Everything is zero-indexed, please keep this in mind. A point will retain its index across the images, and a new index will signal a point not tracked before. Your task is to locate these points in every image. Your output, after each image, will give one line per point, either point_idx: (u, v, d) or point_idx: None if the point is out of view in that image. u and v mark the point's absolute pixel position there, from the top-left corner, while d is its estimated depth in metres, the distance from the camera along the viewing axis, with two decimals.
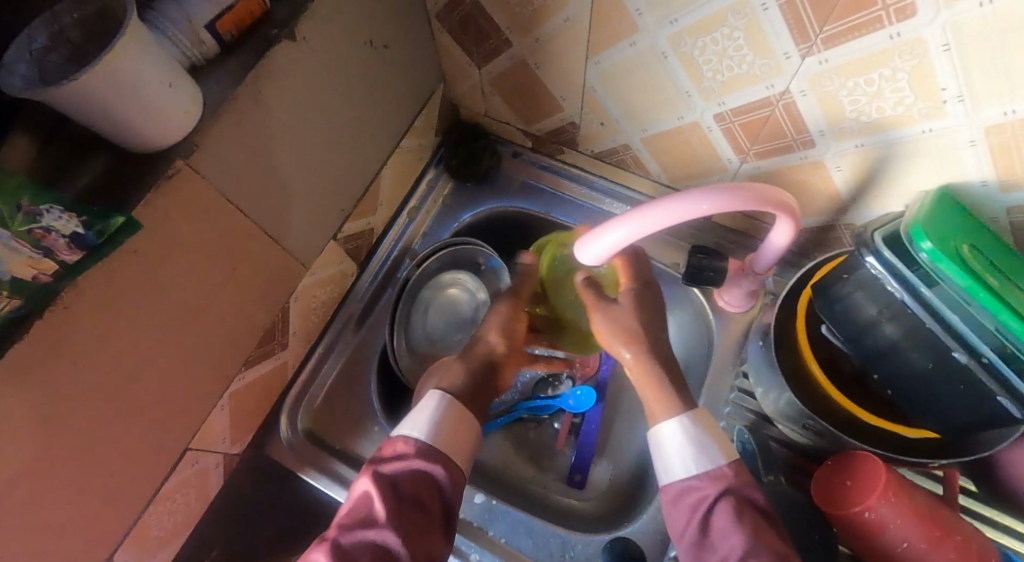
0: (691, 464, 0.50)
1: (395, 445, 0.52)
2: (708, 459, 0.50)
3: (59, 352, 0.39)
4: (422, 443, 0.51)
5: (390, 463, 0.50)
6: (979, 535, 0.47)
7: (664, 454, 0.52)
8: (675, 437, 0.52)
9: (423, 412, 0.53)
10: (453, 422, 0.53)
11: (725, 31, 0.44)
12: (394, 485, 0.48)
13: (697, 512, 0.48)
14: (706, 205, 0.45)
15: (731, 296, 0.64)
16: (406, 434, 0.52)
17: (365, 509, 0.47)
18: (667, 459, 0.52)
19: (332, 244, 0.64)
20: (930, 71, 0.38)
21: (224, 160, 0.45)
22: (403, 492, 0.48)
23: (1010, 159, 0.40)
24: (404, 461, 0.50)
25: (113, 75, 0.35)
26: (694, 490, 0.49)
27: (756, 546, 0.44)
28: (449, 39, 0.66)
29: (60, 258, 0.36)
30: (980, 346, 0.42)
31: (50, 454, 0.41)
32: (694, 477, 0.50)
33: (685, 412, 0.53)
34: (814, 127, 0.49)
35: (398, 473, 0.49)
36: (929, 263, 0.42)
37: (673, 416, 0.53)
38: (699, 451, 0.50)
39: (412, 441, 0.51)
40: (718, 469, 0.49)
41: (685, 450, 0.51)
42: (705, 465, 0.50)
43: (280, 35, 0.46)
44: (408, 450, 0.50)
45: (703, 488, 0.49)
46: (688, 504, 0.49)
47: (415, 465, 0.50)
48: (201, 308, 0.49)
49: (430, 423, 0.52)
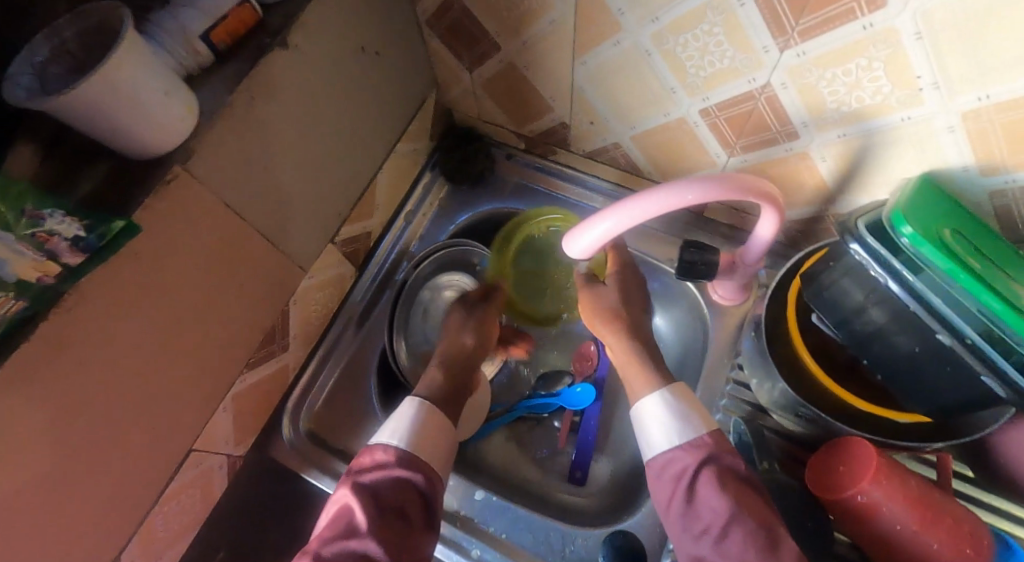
0: (674, 435, 0.51)
1: (373, 455, 0.53)
2: (689, 428, 0.51)
3: (65, 354, 0.40)
4: (401, 451, 0.52)
5: (369, 473, 0.51)
6: (973, 518, 0.47)
7: (646, 427, 0.53)
8: (656, 408, 0.53)
9: (400, 421, 0.55)
10: (429, 425, 0.55)
11: (705, 28, 0.46)
12: (374, 493, 0.49)
13: (681, 482, 0.48)
14: (691, 195, 0.46)
15: (723, 290, 0.65)
16: (383, 444, 0.53)
17: (345, 518, 0.47)
18: (650, 433, 0.53)
19: (330, 247, 0.66)
20: (905, 59, 0.39)
21: (222, 164, 0.46)
22: (382, 499, 0.49)
23: (987, 143, 0.41)
24: (384, 469, 0.51)
25: (112, 85, 0.36)
26: (677, 461, 0.50)
27: (737, 513, 0.44)
28: (440, 45, 0.67)
29: (64, 260, 0.37)
30: (964, 328, 0.43)
31: (57, 454, 0.42)
32: (677, 447, 0.50)
33: (665, 385, 0.54)
34: (796, 119, 0.50)
35: (378, 482, 0.50)
36: (910, 247, 0.43)
37: (653, 389, 0.54)
38: (680, 423, 0.51)
39: (390, 449, 0.53)
40: (699, 438, 0.50)
41: (667, 421, 0.52)
42: (687, 434, 0.51)
43: (273, 44, 0.48)
44: (387, 459, 0.52)
45: (685, 458, 0.49)
46: (672, 476, 0.49)
47: (394, 473, 0.51)
48: (202, 311, 0.50)
49: (408, 429, 0.54)
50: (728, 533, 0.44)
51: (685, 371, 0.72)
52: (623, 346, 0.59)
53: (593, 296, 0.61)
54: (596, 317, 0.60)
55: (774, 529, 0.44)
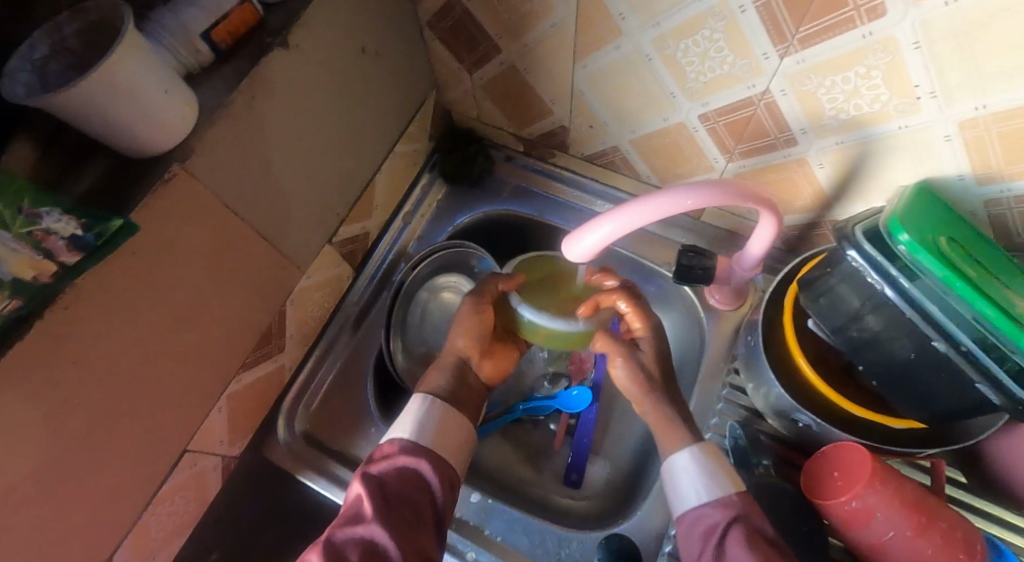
0: (703, 491, 0.50)
1: (382, 448, 0.53)
2: (718, 485, 0.50)
3: (61, 352, 0.40)
4: (407, 442, 0.53)
5: (378, 464, 0.52)
6: (966, 523, 0.47)
7: (676, 482, 0.52)
8: (686, 466, 0.52)
9: (407, 415, 0.55)
10: (438, 418, 0.55)
11: (706, 33, 0.46)
12: (381, 482, 0.50)
13: (710, 538, 0.47)
14: (689, 200, 0.46)
15: (721, 294, 0.66)
16: (392, 438, 0.54)
17: (354, 507, 0.48)
18: (679, 488, 0.52)
19: (328, 247, 0.65)
20: (903, 69, 0.39)
21: (220, 164, 0.46)
22: (389, 488, 0.49)
23: (984, 153, 0.42)
24: (391, 460, 0.52)
25: (113, 83, 0.36)
26: (706, 517, 0.49)
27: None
28: (441, 47, 0.68)
29: (60, 259, 0.37)
30: (959, 336, 0.43)
31: (52, 454, 0.42)
32: (706, 504, 0.49)
33: (696, 442, 0.53)
34: (795, 125, 0.50)
35: (385, 472, 0.51)
36: (907, 255, 0.44)
37: (684, 447, 0.53)
38: (709, 481, 0.51)
39: (398, 442, 0.53)
40: (728, 496, 0.49)
41: (697, 478, 0.51)
42: (715, 492, 0.50)
43: (274, 43, 0.47)
44: (394, 451, 0.52)
45: (714, 515, 0.48)
46: (701, 532, 0.48)
47: (402, 464, 0.51)
48: (199, 310, 0.50)
49: (415, 421, 0.54)
50: None
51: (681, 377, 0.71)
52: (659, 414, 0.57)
53: (632, 368, 0.58)
54: (632, 391, 0.58)
55: None
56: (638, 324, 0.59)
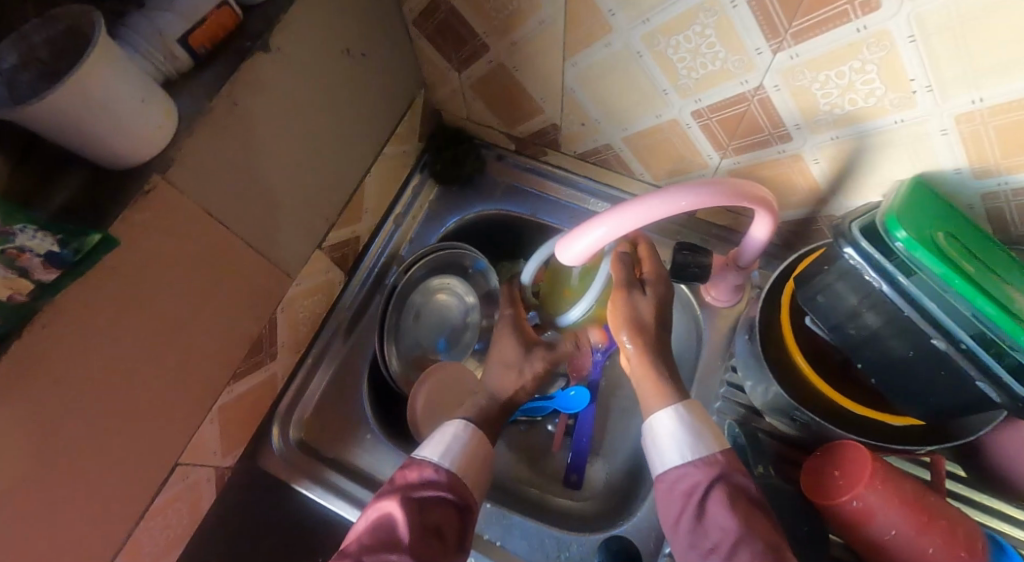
0: (686, 450, 0.49)
1: (420, 469, 0.51)
2: (701, 445, 0.49)
3: (40, 370, 0.38)
4: (450, 473, 0.51)
5: (418, 489, 0.50)
6: (968, 520, 0.47)
7: (657, 443, 0.51)
8: (668, 424, 0.50)
9: (450, 441, 0.54)
10: (478, 455, 0.54)
11: (697, 29, 0.45)
12: (421, 510, 0.48)
13: (690, 498, 0.46)
14: (684, 202, 0.45)
15: (717, 292, 0.65)
16: (434, 462, 0.52)
17: (388, 530, 0.46)
18: (660, 447, 0.50)
19: (318, 253, 0.64)
20: (898, 62, 0.39)
21: (202, 171, 0.45)
22: (426, 518, 0.48)
23: (980, 146, 0.41)
24: (433, 488, 0.50)
25: (84, 92, 0.35)
26: (688, 476, 0.47)
27: (747, 533, 0.42)
28: (428, 46, 0.66)
29: (35, 277, 0.36)
30: (959, 333, 0.42)
31: (37, 472, 0.40)
32: (688, 463, 0.48)
33: (679, 402, 0.52)
34: (789, 121, 0.49)
35: (424, 500, 0.49)
36: (905, 252, 0.43)
37: (667, 406, 0.52)
38: (692, 440, 0.49)
39: (441, 469, 0.51)
40: (711, 456, 0.48)
41: (679, 438, 0.49)
42: (700, 451, 0.48)
43: (254, 47, 0.46)
44: (438, 478, 0.50)
45: (696, 474, 0.47)
46: (681, 491, 0.47)
47: (440, 494, 0.50)
48: (186, 322, 0.49)
49: (458, 452, 0.53)
50: (736, 553, 0.42)
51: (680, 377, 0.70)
52: (648, 359, 0.53)
53: (632, 303, 0.55)
54: (626, 326, 0.54)
55: (781, 550, 0.42)
56: (645, 268, 0.58)
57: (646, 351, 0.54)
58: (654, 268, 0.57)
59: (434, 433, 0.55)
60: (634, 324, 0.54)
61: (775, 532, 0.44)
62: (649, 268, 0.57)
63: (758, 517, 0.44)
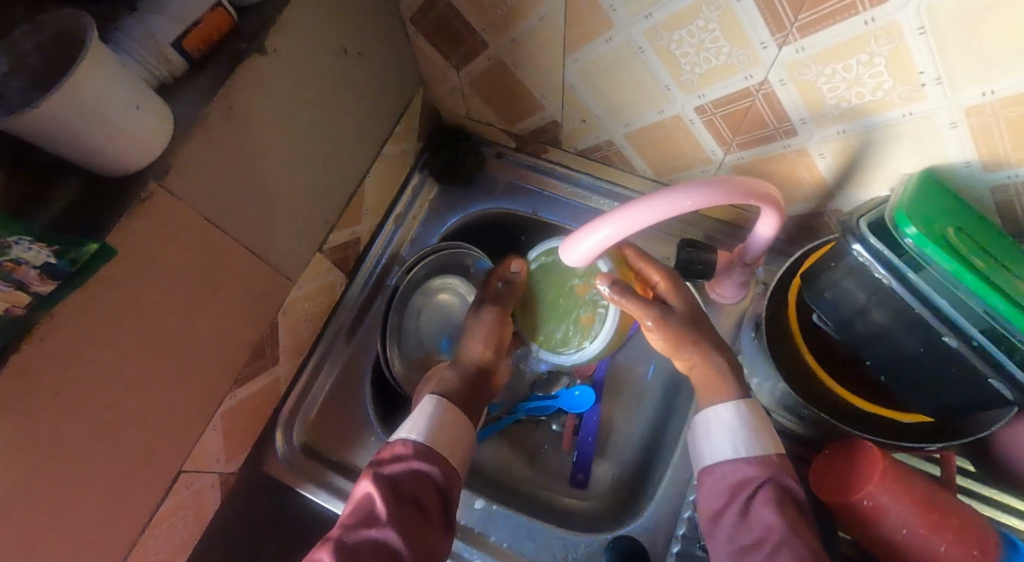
0: (740, 446, 0.49)
1: (393, 448, 0.52)
2: (757, 443, 0.49)
3: (40, 382, 0.38)
4: (421, 445, 0.51)
5: (389, 465, 0.50)
6: (980, 518, 0.47)
7: (711, 433, 0.51)
8: (728, 416, 0.51)
9: (419, 416, 0.54)
10: (449, 425, 0.54)
11: (701, 23, 0.44)
12: (396, 483, 0.49)
13: (738, 494, 0.47)
14: (690, 200, 0.45)
15: (723, 289, 0.64)
16: (404, 437, 0.52)
17: (365, 508, 0.47)
18: (714, 440, 0.51)
19: (318, 256, 0.64)
20: (907, 55, 0.38)
21: (199, 177, 0.44)
22: (404, 491, 0.48)
23: (991, 139, 0.40)
24: (405, 462, 0.50)
25: (78, 102, 0.35)
26: (736, 474, 0.48)
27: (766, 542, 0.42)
28: (426, 43, 0.65)
29: (32, 290, 0.35)
30: (970, 329, 0.42)
31: (40, 486, 0.40)
32: (741, 459, 0.48)
33: (741, 398, 0.52)
34: (794, 115, 0.48)
35: (397, 474, 0.49)
36: (914, 249, 0.42)
37: (727, 400, 0.52)
38: (749, 438, 0.49)
39: (411, 443, 0.52)
40: (766, 455, 0.48)
41: (734, 433, 0.50)
42: (754, 449, 0.49)
43: (250, 49, 0.46)
44: (407, 452, 0.51)
45: (747, 471, 0.48)
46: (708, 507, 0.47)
47: (414, 466, 0.50)
48: (186, 329, 0.48)
49: (428, 425, 0.53)
50: None
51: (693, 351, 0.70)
52: None
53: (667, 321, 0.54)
54: (675, 349, 0.55)
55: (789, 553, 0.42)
56: (655, 275, 0.59)
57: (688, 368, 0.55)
58: (663, 273, 0.59)
59: (409, 412, 0.56)
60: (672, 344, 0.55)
61: (819, 541, 0.44)
62: (657, 273, 0.59)
63: (798, 528, 0.43)
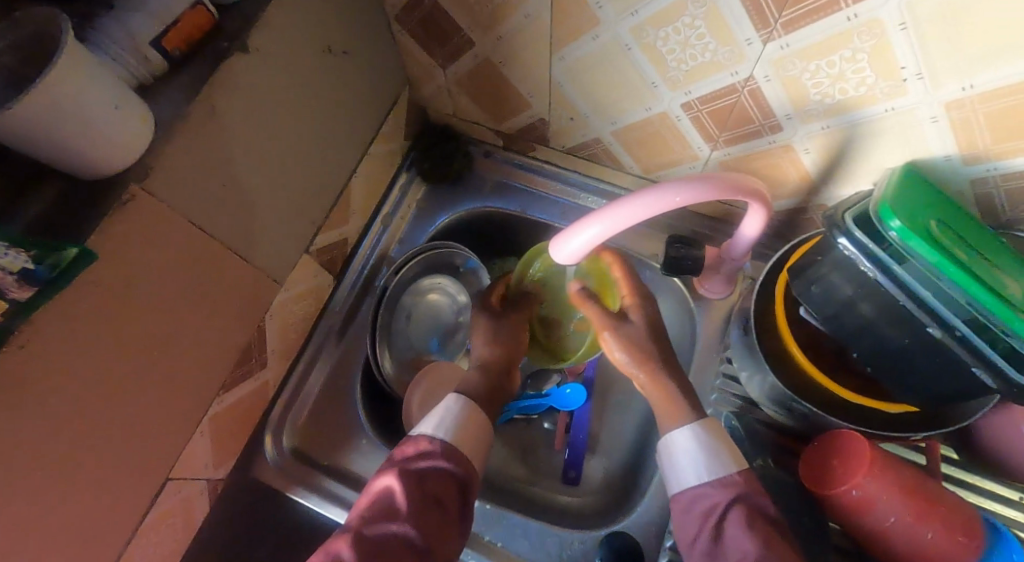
0: (702, 471, 0.49)
1: (417, 443, 0.51)
2: (719, 464, 0.49)
3: (20, 392, 0.37)
4: (446, 443, 0.50)
5: (415, 461, 0.49)
6: (966, 505, 0.48)
7: (674, 459, 0.51)
8: (684, 442, 0.51)
9: (445, 413, 0.53)
10: (474, 424, 0.53)
11: (686, 20, 0.44)
12: (420, 481, 0.48)
13: (709, 518, 0.46)
14: (677, 196, 0.45)
15: (711, 284, 0.64)
16: (429, 434, 0.51)
17: (386, 503, 0.47)
18: (676, 466, 0.51)
19: (306, 257, 0.63)
20: (889, 50, 0.38)
21: (182, 180, 0.43)
22: (427, 488, 0.47)
23: (971, 133, 0.41)
24: (430, 460, 0.49)
25: (53, 102, 0.34)
26: (705, 497, 0.48)
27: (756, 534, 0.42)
28: (411, 41, 0.65)
29: (11, 297, 0.34)
30: (953, 320, 0.43)
31: (21, 499, 0.39)
32: (705, 484, 0.48)
33: (697, 419, 0.52)
34: (780, 111, 0.49)
35: (423, 471, 0.49)
36: (898, 241, 0.43)
37: (685, 423, 0.52)
38: (710, 460, 0.50)
39: (437, 439, 0.51)
40: (729, 475, 0.48)
41: (697, 456, 0.50)
42: (716, 471, 0.49)
43: (231, 48, 0.45)
44: (433, 449, 0.50)
45: (713, 494, 0.48)
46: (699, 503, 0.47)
47: (438, 463, 0.49)
48: (172, 334, 0.48)
49: (453, 423, 0.52)
50: None
51: (682, 348, 0.70)
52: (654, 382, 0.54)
53: (626, 337, 0.56)
54: (628, 360, 0.56)
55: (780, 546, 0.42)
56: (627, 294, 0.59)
57: (654, 375, 0.55)
58: (631, 289, 0.59)
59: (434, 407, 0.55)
60: (637, 355, 0.55)
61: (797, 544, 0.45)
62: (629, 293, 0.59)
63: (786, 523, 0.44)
